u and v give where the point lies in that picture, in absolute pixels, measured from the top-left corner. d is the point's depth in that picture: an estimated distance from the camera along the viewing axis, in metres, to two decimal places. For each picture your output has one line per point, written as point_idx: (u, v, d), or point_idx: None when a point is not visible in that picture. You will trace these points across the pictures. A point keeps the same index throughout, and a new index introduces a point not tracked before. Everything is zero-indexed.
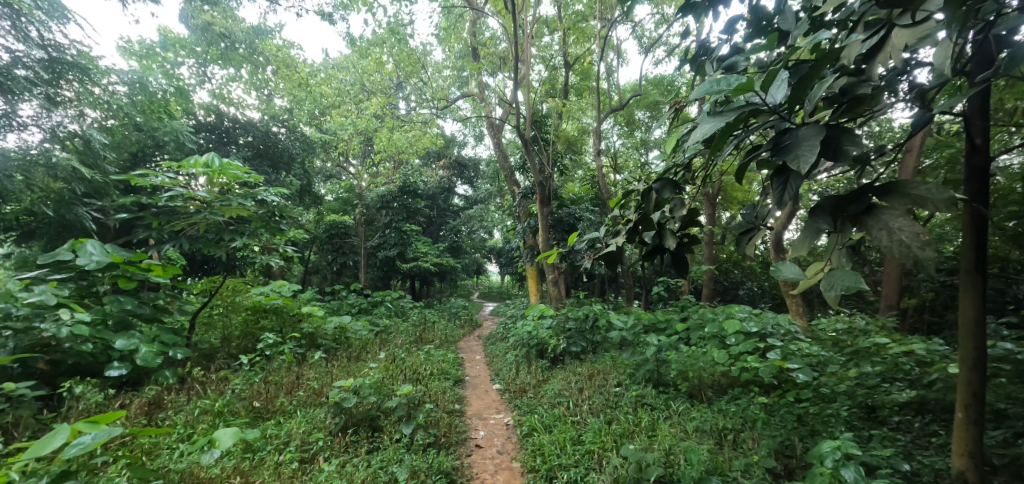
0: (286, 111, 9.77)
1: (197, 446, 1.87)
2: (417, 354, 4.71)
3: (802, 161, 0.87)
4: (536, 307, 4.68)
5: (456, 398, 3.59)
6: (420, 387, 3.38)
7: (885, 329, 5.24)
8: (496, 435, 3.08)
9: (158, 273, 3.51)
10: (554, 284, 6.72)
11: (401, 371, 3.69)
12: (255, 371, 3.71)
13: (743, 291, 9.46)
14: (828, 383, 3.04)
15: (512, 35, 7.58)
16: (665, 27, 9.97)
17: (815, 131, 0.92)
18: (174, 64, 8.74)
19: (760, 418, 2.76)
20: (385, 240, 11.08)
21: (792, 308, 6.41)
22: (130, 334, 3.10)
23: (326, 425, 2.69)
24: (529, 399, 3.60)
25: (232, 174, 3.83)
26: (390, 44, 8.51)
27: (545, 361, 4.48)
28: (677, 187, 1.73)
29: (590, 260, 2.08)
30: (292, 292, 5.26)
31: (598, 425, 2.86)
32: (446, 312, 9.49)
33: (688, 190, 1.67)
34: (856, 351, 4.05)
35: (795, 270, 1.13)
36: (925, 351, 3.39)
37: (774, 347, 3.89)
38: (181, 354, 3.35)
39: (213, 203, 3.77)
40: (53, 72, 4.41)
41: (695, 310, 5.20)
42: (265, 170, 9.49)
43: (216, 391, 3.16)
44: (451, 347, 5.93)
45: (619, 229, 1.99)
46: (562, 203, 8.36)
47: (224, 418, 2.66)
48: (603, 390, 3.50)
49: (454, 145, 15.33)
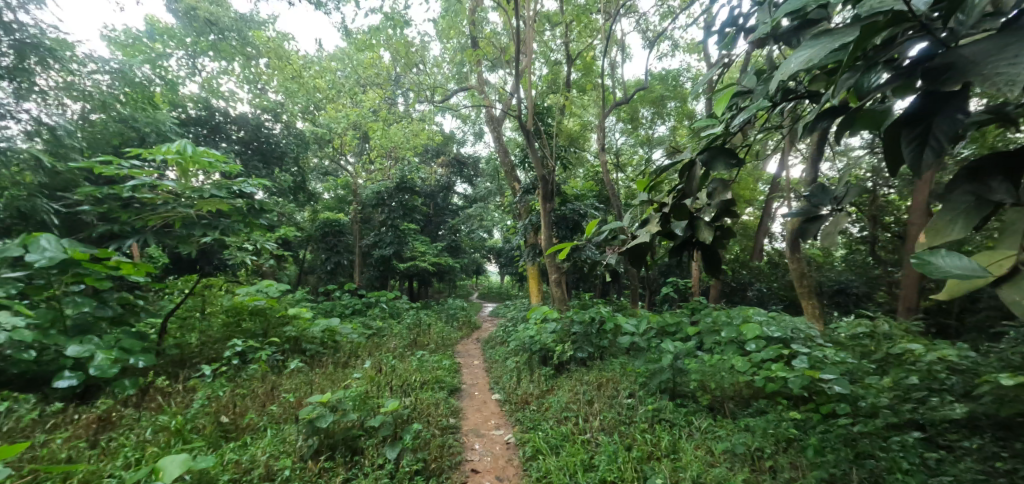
0: (280, 105, 9.45)
1: (131, 481, 1.54)
2: (410, 360, 4.37)
3: (1011, 73, 0.56)
4: (538, 310, 4.36)
5: (452, 411, 3.28)
6: (409, 400, 3.04)
7: (911, 333, 4.92)
8: (495, 455, 2.76)
9: (130, 271, 3.19)
10: (558, 284, 6.37)
11: (390, 381, 3.36)
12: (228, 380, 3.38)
13: (751, 292, 9.15)
14: (867, 396, 2.73)
15: (513, 26, 7.27)
16: (670, 20, 9.66)
17: (1006, 39, 0.63)
18: (162, 55, 8.40)
19: (810, 445, 2.40)
20: (381, 239, 10.62)
21: (809, 310, 6.07)
22: (85, 339, 2.77)
23: (298, 448, 2.35)
24: (533, 412, 3.26)
25: (206, 162, 3.54)
26: (387, 36, 8.18)
27: (548, 368, 4.14)
28: (735, 156, 1.33)
29: (615, 255, 1.71)
30: (278, 292, 4.94)
31: (613, 448, 2.53)
32: (444, 313, 9.16)
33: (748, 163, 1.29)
34: (885, 358, 3.76)
35: (963, 262, 0.79)
36: (964, 358, 3.09)
37: (798, 354, 3.57)
38: (144, 362, 3.01)
39: (183, 195, 3.43)
40: (17, 54, 4.11)
41: (708, 313, 4.87)
42: (257, 166, 9.18)
43: (182, 403, 2.83)
44: (447, 352, 5.60)
45: (648, 216, 1.64)
46: (565, 199, 7.79)
47: (184, 437, 2.32)
48: (614, 402, 3.18)
49: (453, 142, 15.05)
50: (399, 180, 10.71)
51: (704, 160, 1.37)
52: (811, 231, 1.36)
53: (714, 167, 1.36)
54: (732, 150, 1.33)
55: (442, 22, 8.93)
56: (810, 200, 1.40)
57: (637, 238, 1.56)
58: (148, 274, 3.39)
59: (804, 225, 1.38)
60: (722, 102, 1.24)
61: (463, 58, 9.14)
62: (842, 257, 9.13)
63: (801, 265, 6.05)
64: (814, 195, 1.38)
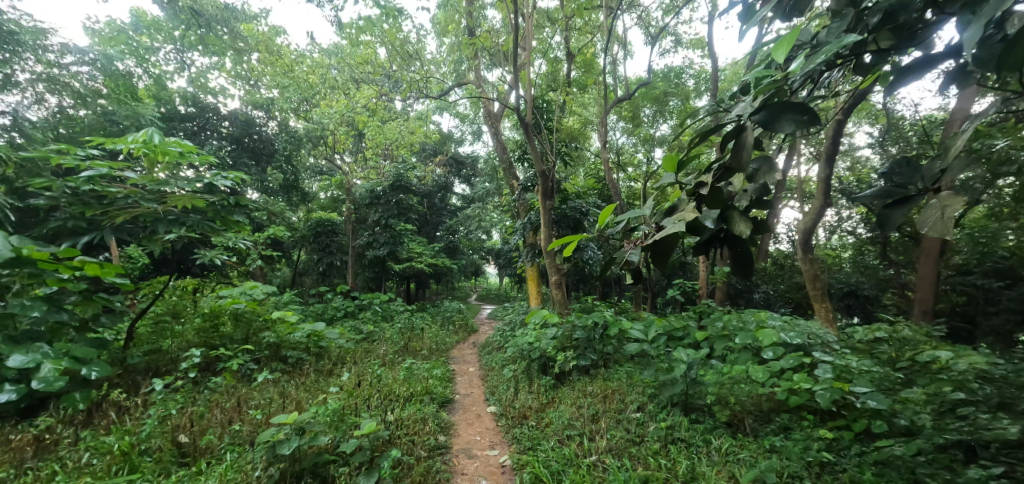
0: (270, 101, 9.14)
1: None
2: (399, 368, 4.08)
3: None
4: (538, 314, 4.06)
5: (441, 427, 2.99)
6: (392, 419, 2.75)
7: (932, 339, 4.64)
8: (487, 481, 2.46)
9: (97, 271, 2.88)
10: (558, 287, 6.08)
11: (372, 397, 3.06)
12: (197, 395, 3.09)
13: (758, 295, 8.86)
14: (905, 413, 2.45)
15: (511, 18, 7.02)
16: (673, 15, 9.43)
17: None
18: (149, 49, 8.10)
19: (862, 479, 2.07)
20: (374, 239, 10.26)
21: (821, 313, 5.79)
22: (30, 347, 2.49)
23: (257, 479, 2.07)
24: (532, 429, 2.97)
25: (175, 153, 3.24)
26: (381, 31, 7.95)
27: (548, 378, 3.85)
28: (807, 111, 1.07)
29: (635, 251, 1.40)
30: (263, 294, 4.66)
31: (623, 476, 2.25)
32: (440, 316, 8.86)
33: (825, 119, 1.03)
34: (909, 366, 3.50)
35: None
36: (1004, 370, 2.82)
37: (820, 362, 3.30)
38: (98, 374, 2.69)
39: (145, 188, 3.12)
40: None
41: (717, 316, 4.60)
42: (246, 165, 8.84)
43: (138, 422, 2.54)
44: (441, 358, 5.33)
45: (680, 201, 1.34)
46: (567, 197, 7.45)
47: (132, 464, 2.12)
48: (621, 418, 2.89)
49: (451, 142, 14.85)
50: (395, 179, 10.38)
51: (764, 119, 1.12)
52: (896, 218, 1.15)
53: (775, 129, 1.11)
54: (802, 104, 1.08)
55: (439, 16, 8.64)
56: (895, 179, 1.21)
57: (666, 227, 1.27)
58: (121, 273, 3.07)
59: (888, 210, 1.17)
60: (792, 41, 0.95)
61: (460, 53, 8.88)
62: (850, 258, 8.87)
63: (813, 266, 5.78)
64: (903, 173, 1.19)
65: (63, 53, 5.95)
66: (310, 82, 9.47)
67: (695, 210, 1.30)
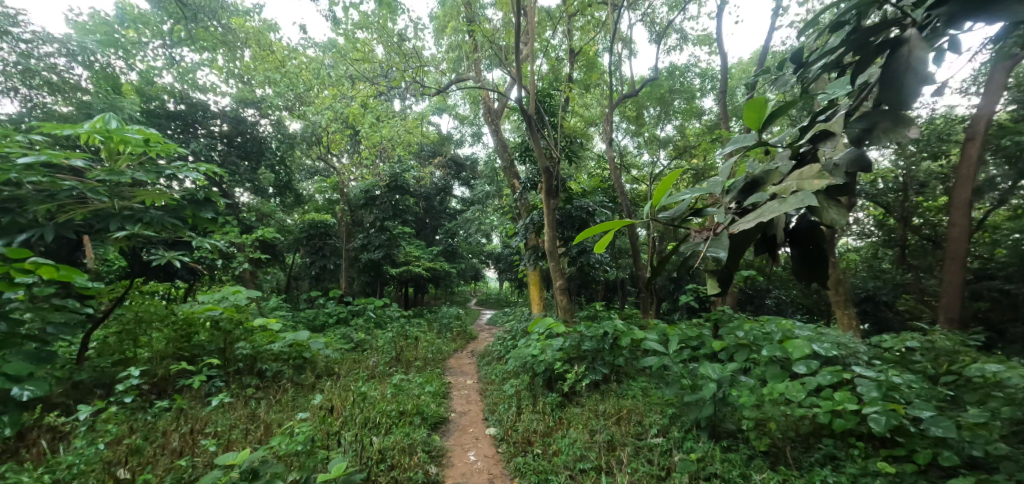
0: (264, 98, 8.71)
1: None
2: (390, 384, 3.72)
3: None
4: (541, 323, 3.59)
5: (432, 457, 2.69)
6: (372, 453, 2.45)
7: (968, 348, 4.30)
8: None
9: (48, 274, 2.49)
10: (563, 292, 5.71)
11: (355, 426, 2.72)
12: (155, 424, 2.78)
13: (770, 300, 8.52)
14: (975, 441, 2.13)
15: (513, 10, 6.68)
16: (680, 12, 9.14)
17: None
18: (135, 44, 7.68)
19: None
20: (369, 242, 9.95)
21: (843, 319, 5.46)
22: None
23: None
24: (537, 458, 2.63)
25: (136, 141, 2.88)
26: (379, 29, 7.64)
27: (555, 395, 3.51)
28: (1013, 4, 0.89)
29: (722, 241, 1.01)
30: (244, 300, 4.32)
31: None
32: (438, 322, 8.50)
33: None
34: (950, 380, 3.18)
35: None
36: None
37: (860, 377, 2.97)
38: (33, 394, 2.38)
39: (96, 181, 2.75)
40: None
41: (735, 324, 4.27)
42: (235, 165, 8.42)
43: (84, 456, 2.20)
44: (435, 368, 4.98)
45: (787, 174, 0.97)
46: (571, 197, 7.11)
47: None
48: (640, 449, 2.57)
49: (450, 143, 14.55)
50: (390, 179, 10.05)
51: (955, 10, 0.95)
52: None
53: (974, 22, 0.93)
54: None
55: (437, 11, 8.28)
56: None
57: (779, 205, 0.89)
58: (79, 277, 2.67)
59: None
60: None
61: (459, 50, 8.54)
62: (864, 262, 8.54)
63: (835, 270, 5.43)
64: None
65: (34, 43, 5.58)
66: (303, 78, 9.09)
67: (811, 179, 0.94)
